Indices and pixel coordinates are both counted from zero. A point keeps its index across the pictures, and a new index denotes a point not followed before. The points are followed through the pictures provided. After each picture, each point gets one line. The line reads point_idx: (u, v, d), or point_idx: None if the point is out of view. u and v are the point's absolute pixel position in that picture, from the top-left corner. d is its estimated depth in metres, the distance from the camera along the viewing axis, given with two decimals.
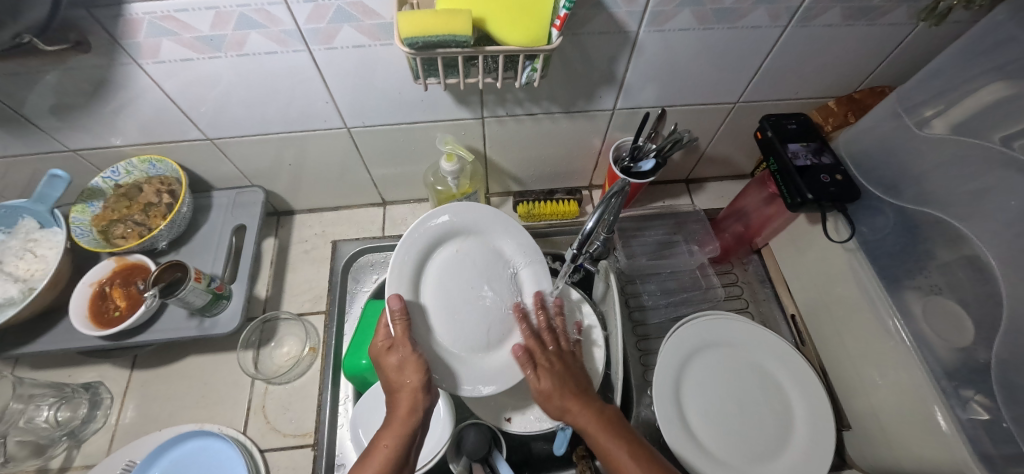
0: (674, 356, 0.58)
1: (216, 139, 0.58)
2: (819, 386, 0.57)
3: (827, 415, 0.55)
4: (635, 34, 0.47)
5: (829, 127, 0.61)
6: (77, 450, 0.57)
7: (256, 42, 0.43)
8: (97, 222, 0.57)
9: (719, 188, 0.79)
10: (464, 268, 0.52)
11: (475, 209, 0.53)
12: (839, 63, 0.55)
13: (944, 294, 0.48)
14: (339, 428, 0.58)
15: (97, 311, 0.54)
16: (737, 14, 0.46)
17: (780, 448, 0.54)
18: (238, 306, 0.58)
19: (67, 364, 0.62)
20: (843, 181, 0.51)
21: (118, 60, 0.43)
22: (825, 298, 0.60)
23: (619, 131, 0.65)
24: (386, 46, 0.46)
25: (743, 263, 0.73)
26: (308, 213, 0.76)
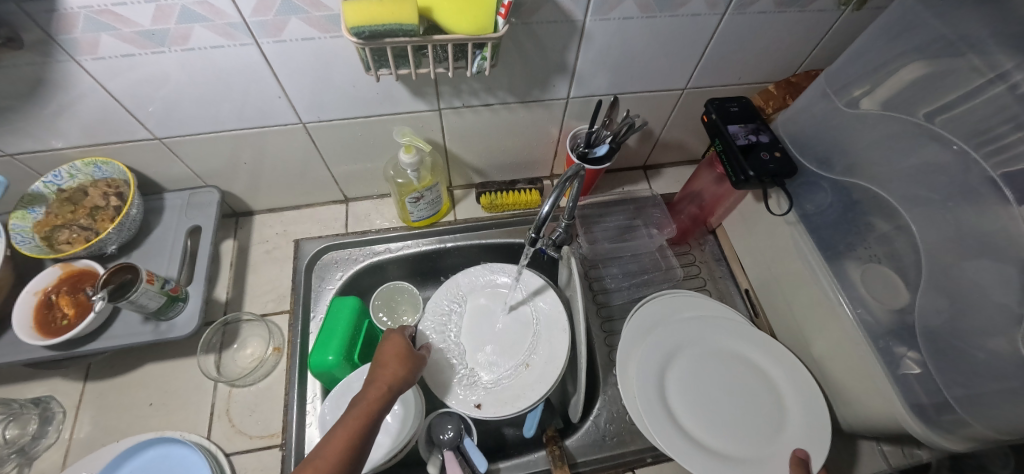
0: (707, 319, 0.61)
1: (166, 138, 0.56)
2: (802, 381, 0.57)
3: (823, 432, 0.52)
4: (582, 24, 0.49)
5: (769, 109, 0.63)
6: (28, 468, 0.54)
7: (201, 36, 0.43)
8: (40, 228, 0.55)
9: (676, 173, 0.82)
10: (476, 319, 0.64)
11: (454, 277, 0.67)
12: (774, 49, 0.58)
13: (881, 263, 0.51)
14: (309, 427, 0.58)
15: (44, 321, 0.52)
16: (677, 3, 0.48)
17: (763, 458, 0.51)
18: (196, 308, 0.57)
19: (15, 379, 0.60)
20: (782, 158, 0.53)
21: (55, 57, 0.42)
22: (773, 271, 0.63)
23: (576, 120, 0.66)
24: (336, 38, 0.46)
25: (700, 244, 0.75)
26: (268, 213, 0.75)
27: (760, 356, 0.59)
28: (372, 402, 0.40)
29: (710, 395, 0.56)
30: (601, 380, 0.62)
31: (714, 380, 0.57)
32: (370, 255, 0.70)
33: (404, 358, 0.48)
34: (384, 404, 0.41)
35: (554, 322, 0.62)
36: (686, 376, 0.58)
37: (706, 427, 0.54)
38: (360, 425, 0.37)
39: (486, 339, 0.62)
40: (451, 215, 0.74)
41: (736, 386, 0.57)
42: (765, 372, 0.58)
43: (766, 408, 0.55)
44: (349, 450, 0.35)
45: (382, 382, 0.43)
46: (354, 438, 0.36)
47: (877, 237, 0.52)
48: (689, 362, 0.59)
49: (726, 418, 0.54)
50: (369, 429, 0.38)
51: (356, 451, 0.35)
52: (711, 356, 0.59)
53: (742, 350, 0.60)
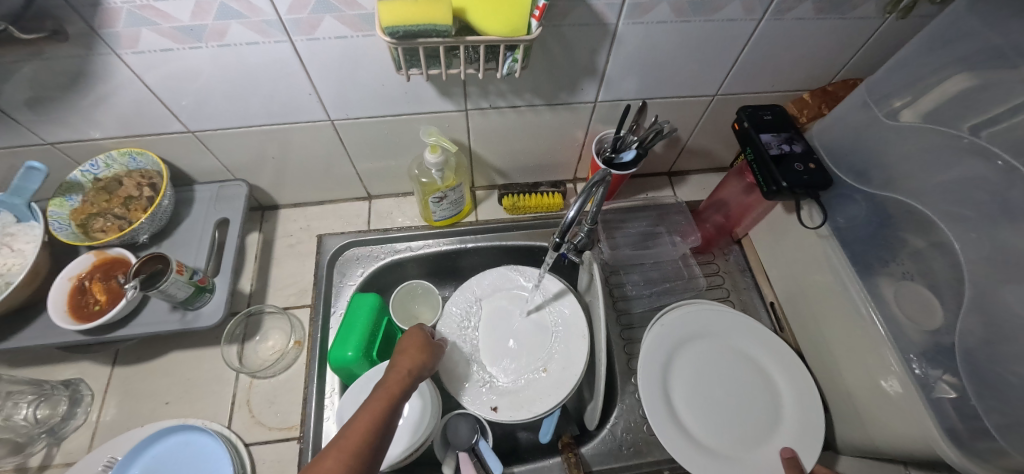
0: (719, 325, 0.62)
1: (198, 131, 0.57)
2: (818, 398, 0.56)
3: (815, 437, 0.54)
4: (614, 27, 0.49)
5: (804, 118, 0.62)
6: (58, 448, 0.56)
7: (236, 32, 0.43)
8: (75, 216, 0.56)
9: (701, 180, 0.80)
10: (495, 321, 0.64)
11: (475, 278, 0.66)
12: (811, 56, 0.57)
13: (914, 280, 0.49)
14: (327, 422, 0.58)
15: (77, 305, 0.53)
16: (712, 8, 0.47)
17: (755, 460, 0.53)
18: (222, 300, 0.57)
19: (48, 361, 0.62)
20: (816, 170, 0.52)
21: (97, 50, 0.43)
22: (801, 285, 0.61)
23: (602, 124, 0.66)
24: (368, 37, 0.46)
25: (725, 254, 0.74)
26: (293, 207, 0.76)
27: (771, 363, 0.60)
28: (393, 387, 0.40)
29: (712, 395, 0.57)
30: (620, 387, 0.61)
31: (719, 380, 0.58)
32: (391, 253, 0.70)
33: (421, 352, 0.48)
34: (404, 391, 0.41)
35: (573, 328, 0.61)
36: (690, 377, 0.59)
37: (710, 430, 0.55)
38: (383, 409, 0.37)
39: (504, 341, 0.62)
40: (473, 215, 0.74)
41: (741, 389, 0.58)
42: (773, 379, 0.59)
43: (766, 413, 0.56)
44: (373, 431, 0.35)
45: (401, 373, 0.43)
46: (379, 417, 0.36)
47: (911, 253, 0.49)
48: (696, 362, 0.60)
49: (725, 419, 0.56)
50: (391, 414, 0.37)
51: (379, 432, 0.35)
52: (718, 359, 0.60)
53: (754, 354, 0.60)
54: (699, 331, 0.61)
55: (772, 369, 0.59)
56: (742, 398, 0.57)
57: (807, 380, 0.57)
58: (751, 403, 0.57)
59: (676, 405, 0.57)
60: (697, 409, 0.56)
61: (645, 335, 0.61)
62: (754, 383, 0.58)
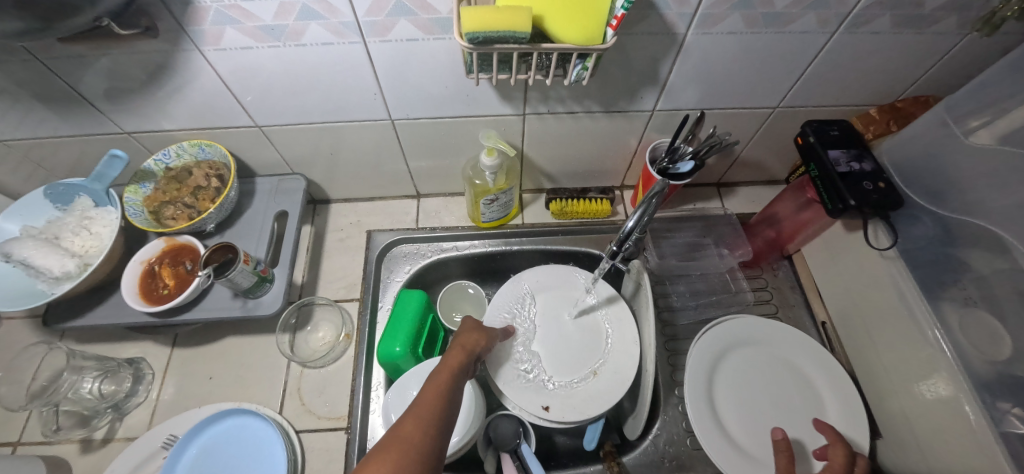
0: (768, 337, 0.60)
1: (264, 126, 0.59)
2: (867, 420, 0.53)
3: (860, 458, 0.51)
4: (682, 36, 0.48)
5: (870, 134, 0.59)
6: (120, 423, 0.59)
7: (314, 32, 0.45)
8: (148, 202, 0.59)
9: (750, 192, 0.79)
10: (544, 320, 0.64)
11: (526, 274, 0.67)
12: (882, 71, 0.55)
13: (979, 307, 0.47)
14: (372, 415, 0.60)
15: (148, 289, 0.56)
16: (785, 19, 0.46)
17: None
18: (280, 290, 0.59)
19: (114, 339, 0.65)
20: (886, 189, 0.50)
21: (182, 46, 0.45)
22: (857, 306, 0.59)
23: (656, 132, 0.65)
24: (439, 40, 0.47)
25: (773, 269, 0.72)
26: (344, 202, 0.78)
27: (822, 381, 0.57)
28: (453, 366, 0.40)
29: (757, 406, 0.56)
30: (663, 399, 0.61)
31: (765, 392, 0.57)
32: (438, 251, 0.71)
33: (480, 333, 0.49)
34: (464, 367, 0.41)
35: (623, 334, 0.61)
36: (735, 389, 0.57)
37: (755, 445, 0.53)
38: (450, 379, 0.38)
39: (552, 341, 0.62)
40: (520, 218, 0.74)
41: (786, 403, 0.56)
42: (821, 397, 0.56)
43: (810, 433, 0.54)
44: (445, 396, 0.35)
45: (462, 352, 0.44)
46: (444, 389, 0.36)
47: (974, 280, 0.47)
48: (742, 371, 0.58)
49: (770, 431, 0.54)
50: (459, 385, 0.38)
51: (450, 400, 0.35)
52: (765, 372, 0.58)
53: (804, 370, 0.58)
54: (746, 341, 0.60)
55: (821, 387, 0.57)
56: (787, 414, 0.55)
57: (857, 402, 0.55)
58: (796, 419, 0.55)
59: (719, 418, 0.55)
60: (741, 422, 0.55)
61: (692, 344, 0.60)
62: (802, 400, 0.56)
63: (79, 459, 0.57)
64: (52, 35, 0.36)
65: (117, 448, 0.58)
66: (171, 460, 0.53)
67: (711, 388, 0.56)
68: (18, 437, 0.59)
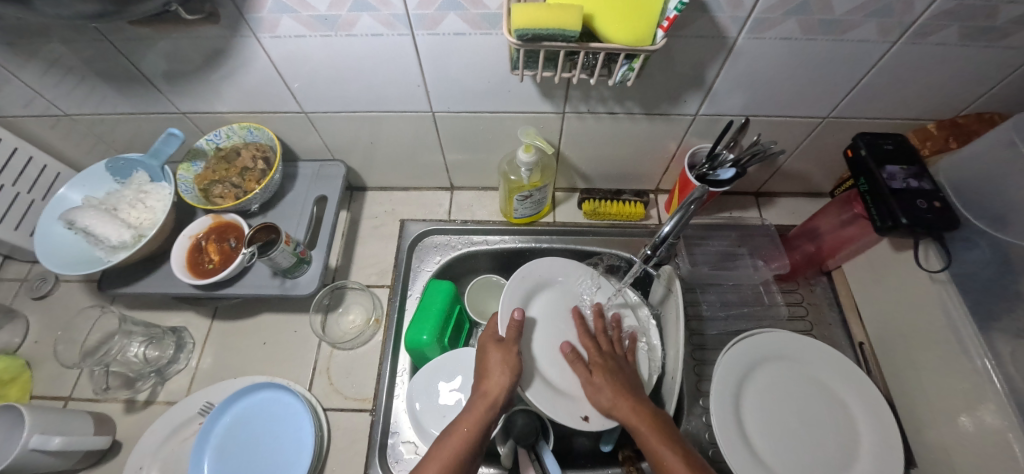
0: (802, 355, 0.58)
1: (310, 113, 0.61)
2: (901, 446, 0.52)
3: None
4: (733, 41, 0.47)
5: (926, 150, 0.57)
6: (162, 386, 0.63)
7: (365, 23, 0.46)
8: (199, 181, 0.62)
9: (790, 204, 0.76)
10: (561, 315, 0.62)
11: (539, 263, 0.64)
12: (945, 84, 0.52)
13: None
14: (395, 400, 0.61)
15: (194, 262, 0.59)
16: (842, 27, 0.45)
17: None
18: (316, 272, 0.61)
19: (159, 307, 0.69)
20: (941, 209, 0.48)
21: (240, 32, 0.47)
22: (900, 328, 0.57)
23: (697, 137, 0.64)
24: (486, 36, 0.47)
25: (811, 284, 0.70)
26: (379, 191, 0.80)
27: (855, 403, 0.55)
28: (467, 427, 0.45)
29: (785, 422, 0.54)
30: (687, 408, 0.60)
31: (795, 408, 0.55)
32: (468, 244, 0.72)
33: (506, 370, 0.50)
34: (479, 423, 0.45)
35: (643, 335, 0.62)
36: (764, 401, 0.56)
37: (783, 461, 0.52)
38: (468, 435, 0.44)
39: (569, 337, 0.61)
40: (551, 216, 0.74)
41: (816, 422, 0.55)
42: (853, 417, 0.55)
43: (840, 455, 0.52)
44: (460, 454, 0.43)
45: (484, 398, 0.47)
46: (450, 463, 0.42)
47: None
48: (772, 385, 0.57)
49: (799, 450, 0.53)
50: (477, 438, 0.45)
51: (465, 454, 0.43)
52: (796, 389, 0.57)
53: (835, 388, 0.57)
54: (776, 355, 0.58)
55: (854, 410, 0.55)
56: (816, 432, 0.54)
57: (893, 427, 0.53)
58: (826, 439, 0.53)
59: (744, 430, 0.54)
60: (767, 435, 0.54)
61: (722, 353, 0.59)
62: (832, 419, 0.55)
63: (124, 418, 0.61)
64: (125, 17, 0.38)
65: (158, 410, 0.61)
66: (206, 426, 0.56)
67: (739, 400, 0.55)
68: (69, 392, 0.63)
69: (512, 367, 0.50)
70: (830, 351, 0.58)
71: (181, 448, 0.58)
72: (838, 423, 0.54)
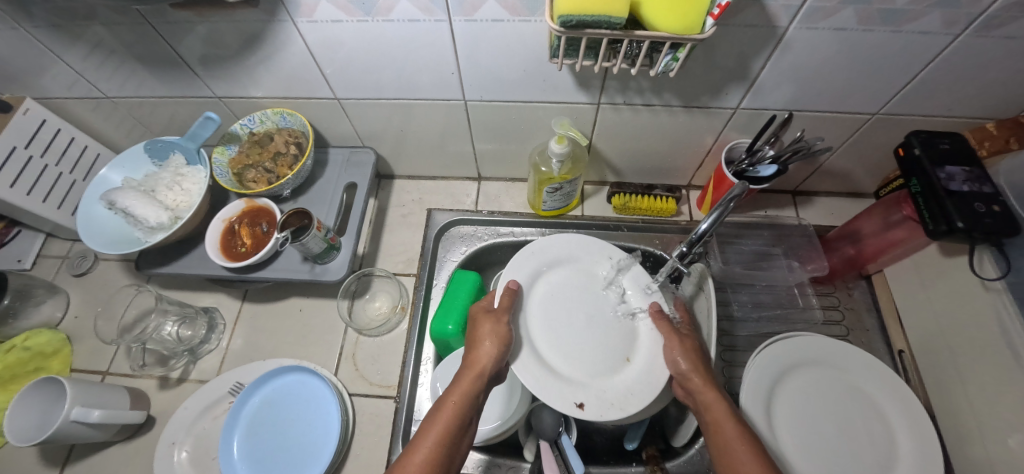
0: (838, 360, 0.57)
1: (343, 99, 0.61)
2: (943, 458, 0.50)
3: None
4: (784, 30, 0.45)
5: (983, 151, 0.54)
6: (194, 365, 0.64)
7: (404, 8, 0.45)
8: (233, 165, 0.62)
9: (829, 204, 0.74)
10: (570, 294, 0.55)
11: (548, 238, 0.57)
12: (1011, 80, 0.49)
13: None
14: (421, 388, 0.61)
15: (227, 246, 0.60)
16: (904, 17, 0.42)
17: None
18: (345, 258, 0.62)
19: (192, 288, 0.70)
20: (1002, 213, 0.45)
21: (279, 16, 0.47)
22: (946, 337, 0.54)
23: (736, 132, 0.62)
24: (525, 22, 0.46)
25: (848, 287, 0.68)
26: (407, 179, 0.80)
27: (893, 412, 0.54)
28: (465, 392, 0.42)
29: (820, 428, 0.53)
30: None
31: (829, 414, 0.54)
32: (495, 235, 0.72)
33: (500, 335, 0.47)
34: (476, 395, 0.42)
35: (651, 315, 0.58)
36: (797, 406, 0.54)
37: (817, 467, 0.51)
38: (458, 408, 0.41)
39: (575, 316, 0.53)
40: (580, 209, 0.73)
41: (851, 429, 0.53)
42: (891, 427, 0.53)
43: (878, 464, 0.51)
44: (451, 426, 0.39)
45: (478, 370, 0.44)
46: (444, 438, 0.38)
47: None
48: (806, 390, 0.55)
49: (834, 457, 0.51)
50: (467, 411, 0.41)
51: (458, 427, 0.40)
52: (831, 394, 0.55)
53: (874, 396, 0.55)
54: (813, 360, 0.57)
55: (893, 418, 0.53)
56: (853, 440, 0.52)
57: (934, 438, 0.51)
58: (863, 448, 0.52)
59: (776, 433, 0.53)
60: (801, 440, 0.52)
61: (757, 352, 0.57)
62: (869, 427, 0.53)
63: (158, 394, 0.63)
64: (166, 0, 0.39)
65: (191, 388, 0.63)
66: (237, 406, 0.57)
67: (772, 403, 0.54)
68: (107, 367, 0.66)
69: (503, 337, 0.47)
70: (867, 358, 0.56)
71: (212, 425, 0.60)
72: (875, 431, 0.53)
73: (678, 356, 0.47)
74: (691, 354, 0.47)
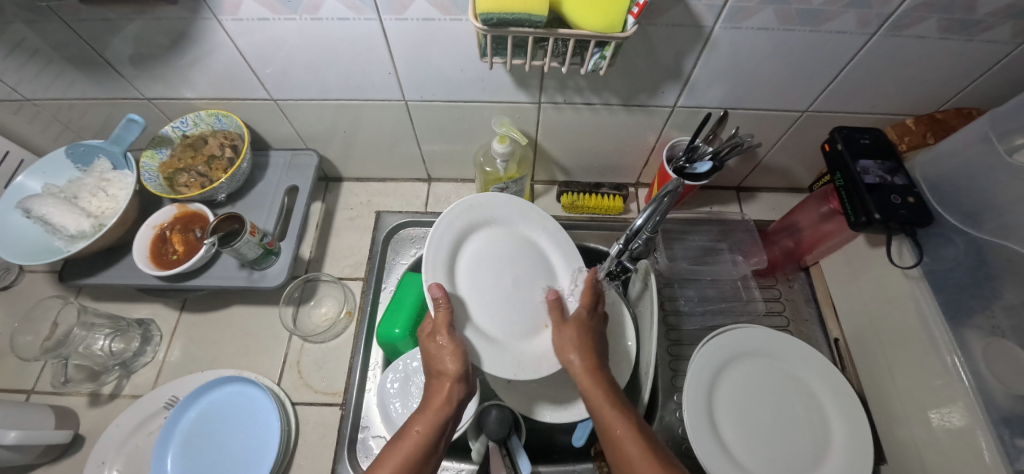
0: (776, 350, 0.58)
1: (280, 100, 0.59)
2: (872, 440, 0.52)
3: None
4: (710, 30, 0.46)
5: (904, 146, 0.56)
6: (127, 379, 0.61)
7: (331, 7, 0.44)
8: (164, 169, 0.60)
9: (770, 199, 0.76)
10: (495, 255, 0.52)
11: (488, 197, 0.54)
12: (923, 78, 0.52)
13: (1006, 337, 0.43)
14: (367, 393, 0.60)
15: (158, 253, 0.57)
16: (821, 17, 0.43)
17: None
18: (285, 263, 0.60)
19: (126, 298, 0.67)
20: (915, 204, 0.47)
21: (201, 14, 0.45)
22: (875, 325, 0.56)
23: (676, 129, 0.63)
24: (456, 21, 0.45)
25: (789, 280, 0.70)
26: (356, 182, 0.78)
27: (827, 398, 0.55)
28: (436, 401, 0.43)
29: (759, 417, 0.54)
30: (660, 403, 0.60)
31: (766, 403, 0.55)
32: None
33: (460, 352, 0.43)
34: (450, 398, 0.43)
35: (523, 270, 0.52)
36: (736, 396, 0.55)
37: (754, 455, 0.52)
38: (426, 431, 0.41)
39: (502, 278, 0.51)
40: None
41: (788, 416, 0.54)
42: (825, 412, 0.55)
43: (812, 450, 0.52)
44: (415, 452, 0.40)
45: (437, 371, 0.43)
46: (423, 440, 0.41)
47: (1005, 308, 0.44)
48: (744, 380, 0.56)
49: (768, 446, 0.52)
50: (434, 433, 0.41)
51: (427, 447, 0.41)
52: (770, 384, 0.56)
53: (810, 385, 0.56)
54: (754, 351, 0.58)
55: (827, 405, 0.55)
56: (788, 427, 0.54)
57: (864, 422, 0.53)
58: (797, 435, 0.53)
59: (716, 423, 0.53)
60: (740, 430, 0.53)
61: (702, 342, 0.58)
62: (804, 414, 0.55)
63: (88, 412, 0.60)
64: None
65: (123, 404, 0.60)
66: (170, 422, 0.55)
67: (712, 394, 0.55)
68: (31, 386, 0.62)
69: (459, 352, 0.43)
70: (802, 347, 0.58)
71: (145, 442, 0.57)
72: (811, 417, 0.54)
73: (570, 344, 0.47)
74: (582, 345, 0.47)
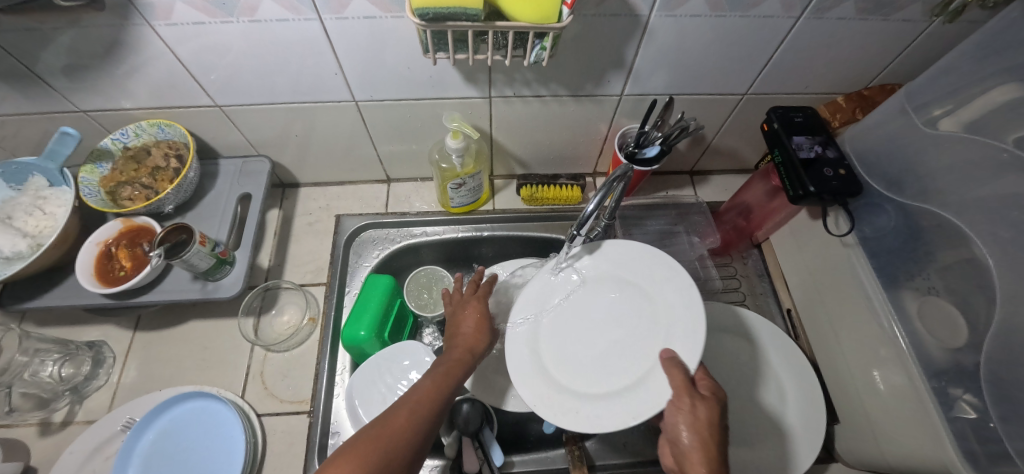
0: (733, 327, 0.60)
1: (225, 106, 0.58)
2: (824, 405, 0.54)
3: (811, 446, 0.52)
4: (647, 19, 0.47)
5: (837, 122, 0.60)
6: (80, 405, 0.59)
7: (267, 8, 0.43)
8: (105, 182, 0.58)
9: (723, 181, 0.79)
10: (591, 299, 0.48)
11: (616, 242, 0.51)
12: (849, 58, 0.55)
13: (939, 296, 0.46)
14: (337, 398, 0.59)
15: (103, 271, 0.55)
16: (749, 3, 0.45)
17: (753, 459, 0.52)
18: (240, 272, 0.59)
19: (75, 321, 0.64)
20: (846, 176, 0.50)
21: (131, 20, 0.44)
22: (820, 293, 0.59)
23: (627, 118, 0.65)
24: (398, 19, 0.45)
25: (743, 257, 0.73)
26: (313, 186, 0.77)
27: (782, 368, 0.58)
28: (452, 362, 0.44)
29: None
30: None
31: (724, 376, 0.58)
32: (407, 237, 0.72)
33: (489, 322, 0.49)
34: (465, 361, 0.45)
35: (624, 323, 0.46)
36: None
37: None
38: (434, 393, 0.39)
39: (598, 328, 0.46)
40: (490, 204, 0.75)
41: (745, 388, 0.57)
42: (780, 381, 0.57)
43: (768, 418, 0.55)
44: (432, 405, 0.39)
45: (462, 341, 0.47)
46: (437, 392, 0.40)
47: (938, 269, 0.46)
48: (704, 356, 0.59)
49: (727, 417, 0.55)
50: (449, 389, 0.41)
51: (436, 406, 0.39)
52: (728, 358, 0.59)
53: (765, 355, 0.59)
54: (712, 328, 0.60)
55: (783, 376, 0.57)
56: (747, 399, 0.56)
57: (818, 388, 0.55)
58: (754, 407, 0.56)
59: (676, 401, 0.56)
60: None
61: None
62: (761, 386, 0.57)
63: (39, 442, 0.57)
64: None
65: (77, 430, 0.57)
66: (127, 445, 0.53)
67: None
68: None
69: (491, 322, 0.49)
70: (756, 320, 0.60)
71: (102, 468, 0.54)
72: (767, 388, 0.57)
73: (691, 420, 0.36)
74: (705, 425, 0.36)
